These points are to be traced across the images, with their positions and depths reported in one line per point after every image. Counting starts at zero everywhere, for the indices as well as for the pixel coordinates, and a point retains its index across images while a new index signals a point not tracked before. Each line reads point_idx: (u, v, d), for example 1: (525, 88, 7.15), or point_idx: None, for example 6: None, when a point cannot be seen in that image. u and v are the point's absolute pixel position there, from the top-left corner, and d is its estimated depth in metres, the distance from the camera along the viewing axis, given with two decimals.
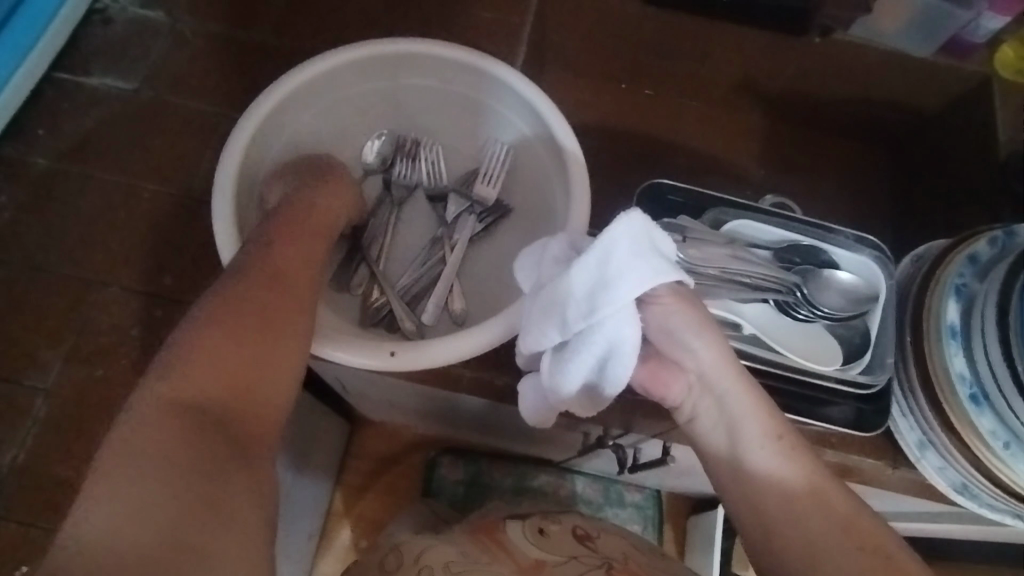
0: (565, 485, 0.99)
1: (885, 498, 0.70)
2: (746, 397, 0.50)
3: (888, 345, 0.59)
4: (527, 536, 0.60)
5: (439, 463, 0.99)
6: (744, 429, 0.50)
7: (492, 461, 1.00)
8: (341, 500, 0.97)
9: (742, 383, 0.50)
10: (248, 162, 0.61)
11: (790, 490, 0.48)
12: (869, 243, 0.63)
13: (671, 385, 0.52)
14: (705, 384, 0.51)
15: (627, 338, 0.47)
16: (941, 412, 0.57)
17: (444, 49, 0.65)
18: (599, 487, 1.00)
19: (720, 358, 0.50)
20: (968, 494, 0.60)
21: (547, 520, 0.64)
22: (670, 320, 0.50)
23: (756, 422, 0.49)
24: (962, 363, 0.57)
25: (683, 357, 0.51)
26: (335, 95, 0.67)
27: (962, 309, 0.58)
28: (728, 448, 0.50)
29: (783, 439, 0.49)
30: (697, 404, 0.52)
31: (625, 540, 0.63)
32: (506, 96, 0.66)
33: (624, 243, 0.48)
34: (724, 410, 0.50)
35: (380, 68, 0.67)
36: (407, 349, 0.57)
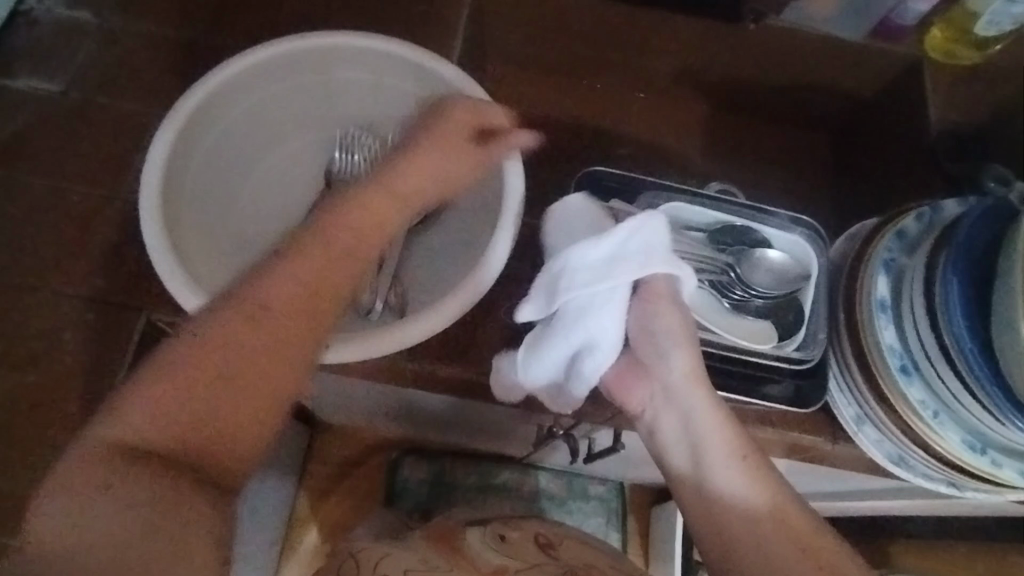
0: (529, 480, 0.99)
1: (832, 476, 0.73)
2: (711, 411, 0.54)
3: (820, 321, 0.61)
4: (487, 542, 0.60)
5: (401, 464, 0.98)
6: (705, 442, 0.53)
7: (453, 460, 1.00)
8: (306, 505, 0.96)
9: (706, 395, 0.54)
10: (174, 163, 0.60)
11: (744, 496, 0.51)
12: (803, 222, 0.64)
13: (637, 392, 0.56)
14: (672, 396, 0.54)
15: (609, 329, 0.52)
16: (874, 384, 0.58)
17: (376, 41, 0.65)
18: (564, 481, 1.01)
19: (688, 372, 0.54)
20: (905, 465, 0.61)
21: (507, 527, 0.64)
22: (653, 321, 0.54)
23: (719, 438, 0.53)
24: (892, 336, 0.58)
25: (661, 368, 0.55)
26: (267, 90, 0.67)
27: (890, 284, 0.59)
28: (688, 463, 0.53)
29: (745, 457, 0.52)
30: (661, 416, 0.55)
31: (588, 545, 0.63)
32: (443, 90, 0.66)
33: (639, 238, 0.51)
34: (687, 425, 0.54)
35: (312, 62, 0.66)
36: (344, 341, 0.57)
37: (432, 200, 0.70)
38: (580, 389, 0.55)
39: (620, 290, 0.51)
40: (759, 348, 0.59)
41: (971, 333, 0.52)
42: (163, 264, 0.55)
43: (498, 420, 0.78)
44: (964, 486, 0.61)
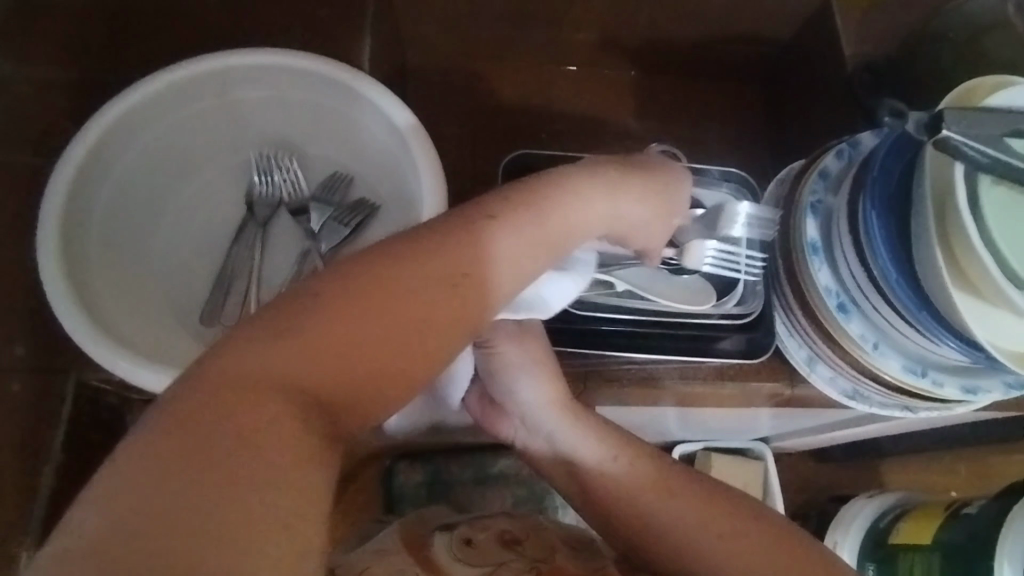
0: (525, 464, 0.99)
1: (811, 415, 0.74)
2: (574, 425, 0.57)
3: (756, 273, 0.61)
4: (451, 549, 0.54)
5: (395, 470, 0.97)
6: (580, 454, 0.57)
7: (447, 457, 0.99)
8: None
9: (566, 411, 0.58)
10: (73, 215, 0.59)
11: (630, 493, 0.55)
12: (728, 175, 0.65)
13: (503, 424, 0.60)
14: (533, 423, 0.58)
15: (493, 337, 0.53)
16: (818, 325, 0.59)
17: (276, 56, 0.63)
18: None
19: (550, 390, 0.57)
20: (859, 397, 0.62)
21: (473, 528, 0.58)
22: (501, 359, 0.57)
23: (592, 448, 0.57)
24: (827, 276, 0.58)
25: (512, 401, 0.58)
26: (168, 123, 0.65)
27: (820, 224, 0.60)
28: (575, 473, 0.58)
29: (620, 457, 0.57)
30: (531, 445, 0.59)
31: (556, 537, 0.57)
32: (357, 105, 0.65)
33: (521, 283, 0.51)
34: (557, 444, 0.58)
35: (208, 85, 0.64)
36: None
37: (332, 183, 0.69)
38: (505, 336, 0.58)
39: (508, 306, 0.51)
40: (703, 309, 0.59)
41: (894, 261, 0.53)
42: (75, 331, 0.54)
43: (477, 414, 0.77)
44: (917, 408, 0.62)
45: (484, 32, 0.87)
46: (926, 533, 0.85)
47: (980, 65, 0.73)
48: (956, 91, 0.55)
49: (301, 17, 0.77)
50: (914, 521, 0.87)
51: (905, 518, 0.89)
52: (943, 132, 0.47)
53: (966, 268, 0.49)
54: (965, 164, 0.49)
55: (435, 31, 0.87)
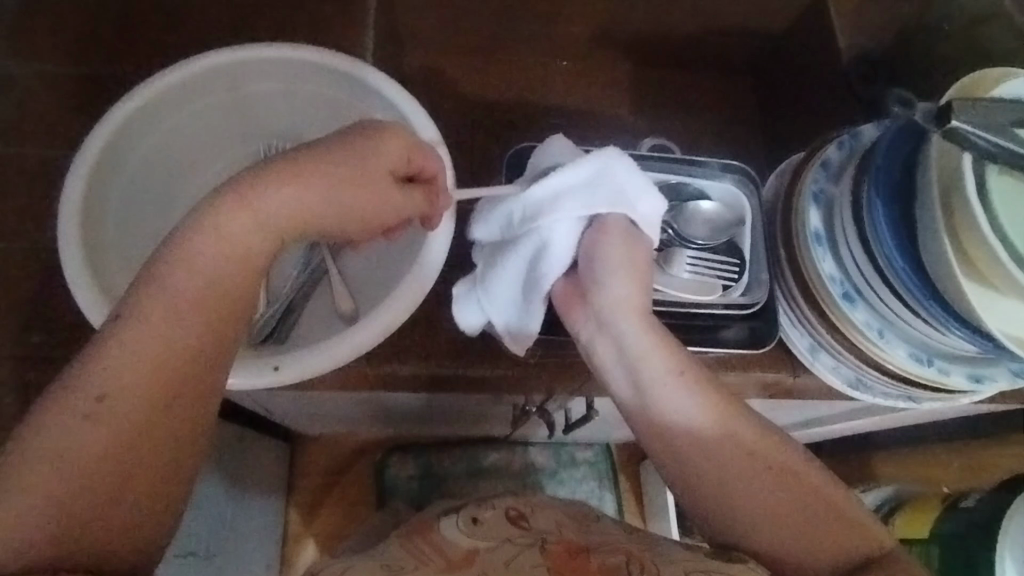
0: (518, 456, 0.99)
1: (805, 407, 0.75)
2: (649, 335, 0.53)
3: (760, 263, 0.62)
4: (458, 526, 0.55)
5: (387, 463, 0.97)
6: (645, 366, 0.52)
7: (439, 449, 0.98)
8: (297, 520, 0.96)
9: (643, 321, 0.53)
10: (87, 208, 0.59)
11: (697, 434, 0.51)
12: (731, 165, 0.65)
13: (575, 312, 0.55)
14: (607, 320, 0.53)
15: (557, 247, 0.53)
16: (822, 314, 0.60)
17: (286, 49, 0.64)
18: (550, 453, 1.01)
19: (630, 294, 0.53)
20: (862, 386, 0.63)
21: (481, 507, 0.58)
22: (601, 248, 0.53)
23: (661, 361, 0.52)
24: (831, 265, 0.59)
25: (595, 293, 0.53)
26: (177, 114, 0.65)
27: (823, 213, 0.61)
28: (631, 391, 0.53)
29: (686, 375, 0.52)
30: (597, 341, 0.54)
31: (559, 510, 0.58)
32: (364, 94, 0.65)
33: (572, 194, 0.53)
34: (624, 350, 0.53)
35: (219, 77, 0.64)
36: (290, 359, 0.56)
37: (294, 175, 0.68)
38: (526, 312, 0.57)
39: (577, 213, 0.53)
40: (707, 300, 0.60)
41: (900, 249, 0.54)
42: (95, 321, 0.54)
43: (473, 405, 0.78)
44: (919, 397, 0.63)
45: (480, 25, 0.87)
46: (925, 526, 0.87)
47: (971, 60, 0.74)
48: (959, 84, 0.56)
49: (303, 9, 0.77)
50: (911, 515, 0.89)
51: (901, 512, 0.91)
52: (952, 123, 0.47)
53: (975, 256, 0.50)
54: (974, 153, 0.49)
55: (431, 24, 0.87)
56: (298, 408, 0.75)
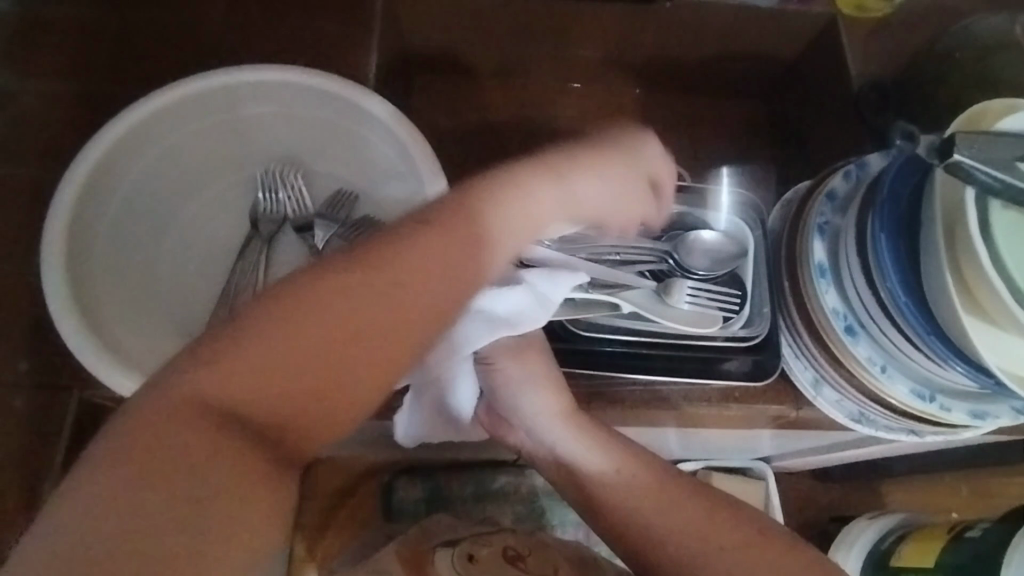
0: (526, 481, 0.91)
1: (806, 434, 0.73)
2: (574, 433, 0.56)
3: (763, 295, 0.61)
4: (455, 566, 0.55)
5: (393, 486, 0.90)
6: (580, 462, 0.55)
7: (448, 473, 0.91)
8: (303, 545, 0.89)
9: (570, 421, 0.56)
10: (77, 231, 0.58)
11: (640, 496, 0.53)
12: (735, 194, 0.64)
13: (508, 435, 0.58)
14: (537, 433, 0.57)
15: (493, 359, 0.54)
16: (825, 347, 0.59)
17: (284, 73, 0.64)
18: (561, 477, 0.93)
19: (550, 401, 0.56)
20: (864, 420, 0.61)
21: (478, 543, 0.58)
22: (512, 364, 0.56)
23: (593, 452, 0.55)
24: (834, 299, 0.58)
25: (518, 411, 0.57)
26: (173, 138, 0.65)
27: (827, 245, 0.59)
28: (574, 488, 0.56)
29: (620, 463, 0.55)
30: (536, 457, 0.57)
31: (558, 554, 0.58)
32: (362, 120, 0.65)
33: (489, 310, 0.51)
34: (559, 454, 0.56)
35: (216, 100, 0.65)
36: None
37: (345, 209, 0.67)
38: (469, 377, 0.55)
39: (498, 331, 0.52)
40: (708, 333, 0.59)
41: (903, 283, 0.53)
42: (78, 346, 0.54)
43: None
44: (922, 432, 0.61)
45: (486, 46, 0.87)
46: (930, 555, 0.84)
47: None
48: (965, 115, 0.55)
49: (304, 29, 0.76)
50: (915, 544, 0.87)
51: (906, 542, 0.88)
52: (954, 157, 0.46)
53: (978, 295, 0.49)
54: (975, 188, 0.48)
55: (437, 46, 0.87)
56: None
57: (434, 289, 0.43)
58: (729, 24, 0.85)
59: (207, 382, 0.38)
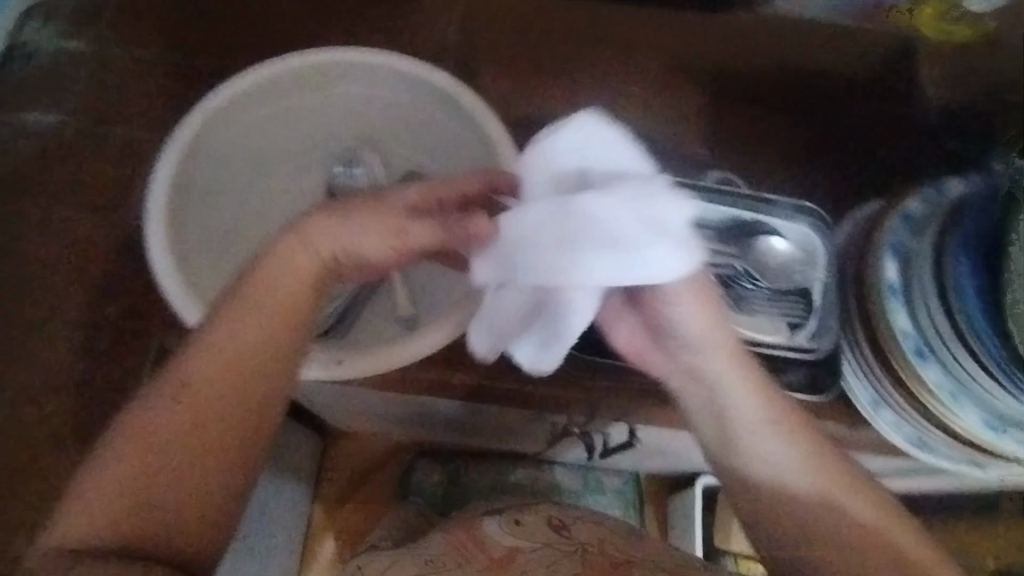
0: (543, 475, 0.91)
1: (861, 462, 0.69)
2: (740, 378, 0.52)
3: (831, 311, 0.60)
4: (502, 527, 0.55)
5: (415, 467, 0.92)
6: (738, 416, 0.52)
7: (467, 461, 0.92)
8: (321, 512, 0.93)
9: (735, 360, 0.52)
10: (169, 198, 0.60)
11: (802, 493, 0.50)
12: (807, 210, 0.62)
13: (653, 358, 0.54)
14: (694, 360, 0.52)
15: (573, 271, 0.46)
16: (890, 369, 0.59)
17: (372, 55, 0.64)
18: (576, 475, 0.93)
19: (711, 321, 0.52)
20: (927, 448, 0.61)
21: (525, 511, 0.58)
22: (674, 308, 0.51)
23: (756, 407, 0.52)
24: (905, 320, 0.58)
25: (668, 327, 0.52)
26: (255, 111, 0.66)
27: (899, 266, 0.59)
28: (716, 438, 0.53)
29: (787, 435, 0.51)
30: (688, 395, 0.53)
31: (607, 522, 0.56)
32: (441, 103, 0.66)
33: (593, 207, 0.45)
34: (716, 398, 0.52)
35: (305, 76, 0.66)
36: (354, 355, 0.57)
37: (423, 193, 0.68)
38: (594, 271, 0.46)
39: (588, 224, 0.45)
40: (770, 341, 0.59)
41: (984, 312, 0.54)
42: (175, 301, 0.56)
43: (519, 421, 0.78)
44: (987, 466, 0.61)
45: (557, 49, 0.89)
46: None
47: None
48: None
49: None
50: None
51: None
52: None
53: None
54: None
55: None
56: (336, 400, 0.74)
57: (278, 284, 0.50)
58: (792, 44, 0.88)
59: (226, 337, 0.49)
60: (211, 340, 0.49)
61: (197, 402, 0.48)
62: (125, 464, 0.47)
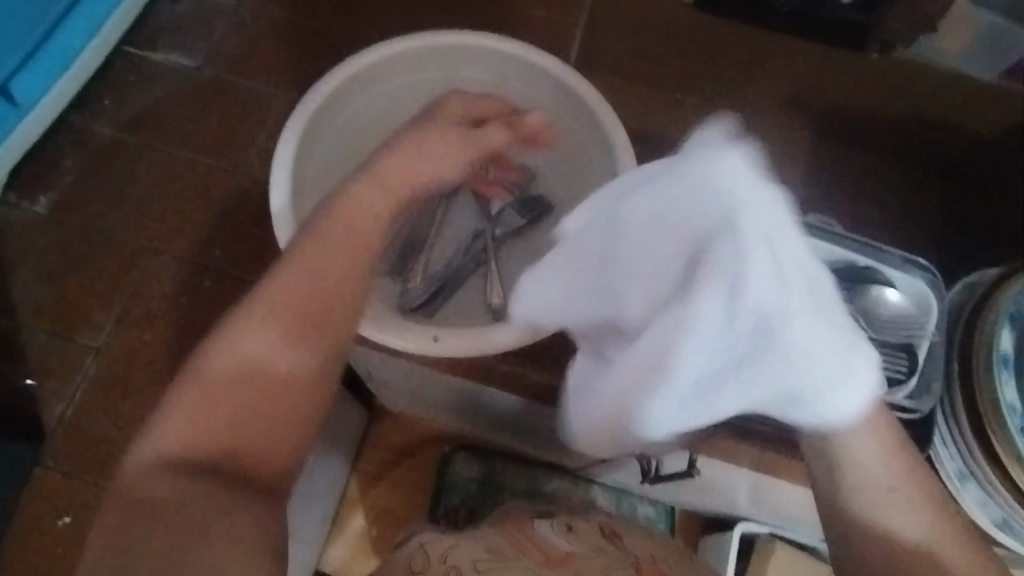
0: (580, 492, 0.81)
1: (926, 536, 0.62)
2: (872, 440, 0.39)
3: (933, 372, 0.58)
4: (555, 531, 0.51)
5: (451, 459, 0.83)
6: (861, 474, 0.39)
7: (507, 462, 0.84)
8: (355, 488, 0.82)
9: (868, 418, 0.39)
10: (300, 158, 0.61)
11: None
12: (920, 266, 0.59)
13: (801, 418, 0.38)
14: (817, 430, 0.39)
15: (778, 378, 0.35)
16: (988, 444, 0.56)
17: (509, 46, 0.66)
18: (612, 498, 0.82)
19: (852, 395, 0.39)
20: (1007, 529, 0.60)
21: (575, 519, 0.54)
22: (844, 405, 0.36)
23: (887, 473, 0.39)
24: (1013, 393, 0.56)
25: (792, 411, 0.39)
26: (387, 86, 0.68)
27: (1016, 338, 0.57)
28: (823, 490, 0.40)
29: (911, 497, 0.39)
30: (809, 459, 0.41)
31: (655, 541, 0.53)
32: (564, 102, 0.67)
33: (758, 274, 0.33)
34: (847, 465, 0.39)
35: (441, 57, 0.68)
36: (449, 334, 0.58)
37: (536, 204, 0.70)
38: (852, 390, 0.35)
39: (784, 302, 0.33)
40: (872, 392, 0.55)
41: None
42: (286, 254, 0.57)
43: None
44: None
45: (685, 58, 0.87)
46: None
47: None
48: None
49: None
50: None
51: None
52: None
53: None
54: None
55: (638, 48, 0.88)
56: (384, 376, 0.70)
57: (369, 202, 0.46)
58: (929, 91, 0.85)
59: (287, 283, 0.42)
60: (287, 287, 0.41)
61: (270, 363, 0.40)
62: (214, 409, 0.39)
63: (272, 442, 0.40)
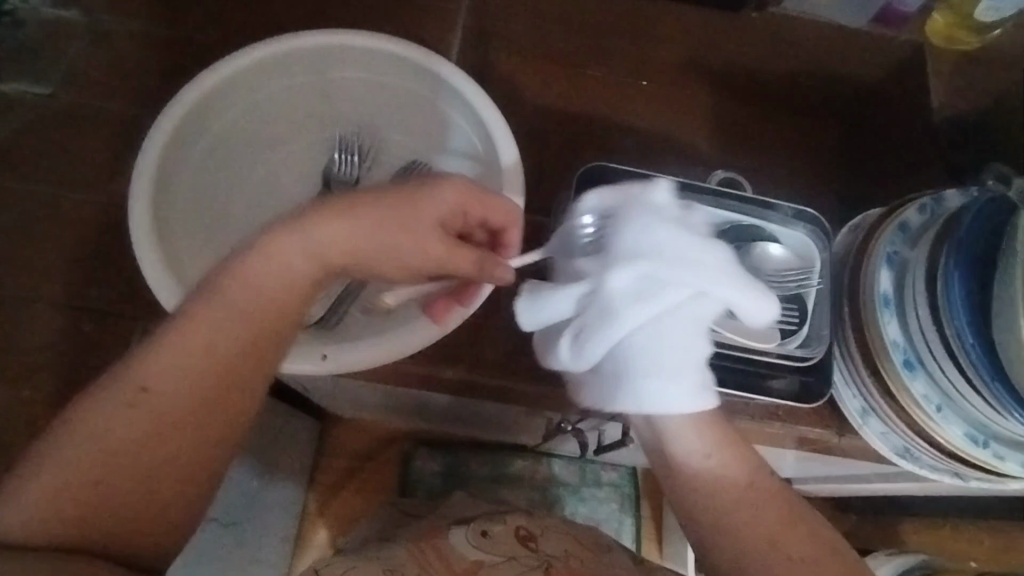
0: (542, 469, 1.01)
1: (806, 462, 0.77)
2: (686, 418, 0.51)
3: (823, 317, 0.60)
4: (470, 539, 0.57)
5: (414, 455, 0.99)
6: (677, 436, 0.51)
7: (469, 451, 1.00)
8: (315, 503, 0.97)
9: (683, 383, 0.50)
10: (159, 179, 0.61)
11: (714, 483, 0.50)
12: (807, 216, 0.63)
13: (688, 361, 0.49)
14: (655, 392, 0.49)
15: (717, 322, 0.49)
16: (879, 379, 0.58)
17: (379, 41, 0.65)
18: (576, 468, 1.02)
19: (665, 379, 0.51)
20: (909, 456, 0.61)
21: (492, 521, 0.60)
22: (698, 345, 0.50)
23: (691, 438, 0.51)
24: (895, 330, 0.58)
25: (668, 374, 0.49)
26: (253, 94, 0.67)
27: (894, 277, 0.59)
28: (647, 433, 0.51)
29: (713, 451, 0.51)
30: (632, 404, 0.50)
31: (571, 535, 0.59)
32: (449, 96, 0.66)
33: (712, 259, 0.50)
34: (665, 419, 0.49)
35: (310, 59, 0.66)
36: (339, 351, 0.58)
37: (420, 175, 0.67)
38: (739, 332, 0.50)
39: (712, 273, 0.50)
40: (762, 347, 0.58)
41: (971, 323, 0.53)
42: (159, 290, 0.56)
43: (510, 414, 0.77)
44: (967, 477, 0.61)
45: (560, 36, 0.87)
46: None
47: None
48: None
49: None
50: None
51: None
52: None
53: None
54: None
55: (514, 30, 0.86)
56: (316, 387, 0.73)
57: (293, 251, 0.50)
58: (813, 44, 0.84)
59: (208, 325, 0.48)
60: (183, 329, 0.48)
61: (154, 404, 0.47)
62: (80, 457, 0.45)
63: (149, 481, 0.47)
